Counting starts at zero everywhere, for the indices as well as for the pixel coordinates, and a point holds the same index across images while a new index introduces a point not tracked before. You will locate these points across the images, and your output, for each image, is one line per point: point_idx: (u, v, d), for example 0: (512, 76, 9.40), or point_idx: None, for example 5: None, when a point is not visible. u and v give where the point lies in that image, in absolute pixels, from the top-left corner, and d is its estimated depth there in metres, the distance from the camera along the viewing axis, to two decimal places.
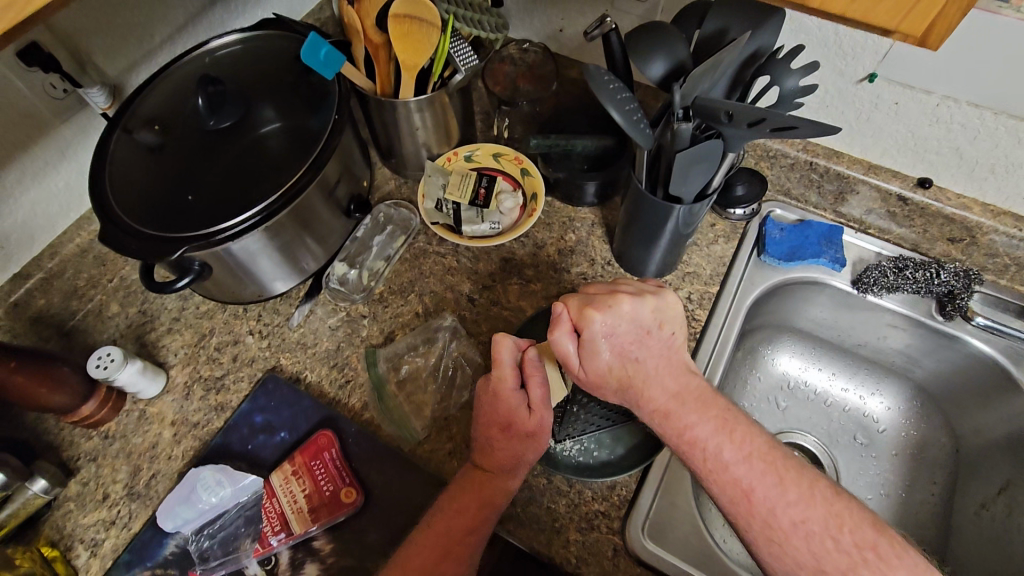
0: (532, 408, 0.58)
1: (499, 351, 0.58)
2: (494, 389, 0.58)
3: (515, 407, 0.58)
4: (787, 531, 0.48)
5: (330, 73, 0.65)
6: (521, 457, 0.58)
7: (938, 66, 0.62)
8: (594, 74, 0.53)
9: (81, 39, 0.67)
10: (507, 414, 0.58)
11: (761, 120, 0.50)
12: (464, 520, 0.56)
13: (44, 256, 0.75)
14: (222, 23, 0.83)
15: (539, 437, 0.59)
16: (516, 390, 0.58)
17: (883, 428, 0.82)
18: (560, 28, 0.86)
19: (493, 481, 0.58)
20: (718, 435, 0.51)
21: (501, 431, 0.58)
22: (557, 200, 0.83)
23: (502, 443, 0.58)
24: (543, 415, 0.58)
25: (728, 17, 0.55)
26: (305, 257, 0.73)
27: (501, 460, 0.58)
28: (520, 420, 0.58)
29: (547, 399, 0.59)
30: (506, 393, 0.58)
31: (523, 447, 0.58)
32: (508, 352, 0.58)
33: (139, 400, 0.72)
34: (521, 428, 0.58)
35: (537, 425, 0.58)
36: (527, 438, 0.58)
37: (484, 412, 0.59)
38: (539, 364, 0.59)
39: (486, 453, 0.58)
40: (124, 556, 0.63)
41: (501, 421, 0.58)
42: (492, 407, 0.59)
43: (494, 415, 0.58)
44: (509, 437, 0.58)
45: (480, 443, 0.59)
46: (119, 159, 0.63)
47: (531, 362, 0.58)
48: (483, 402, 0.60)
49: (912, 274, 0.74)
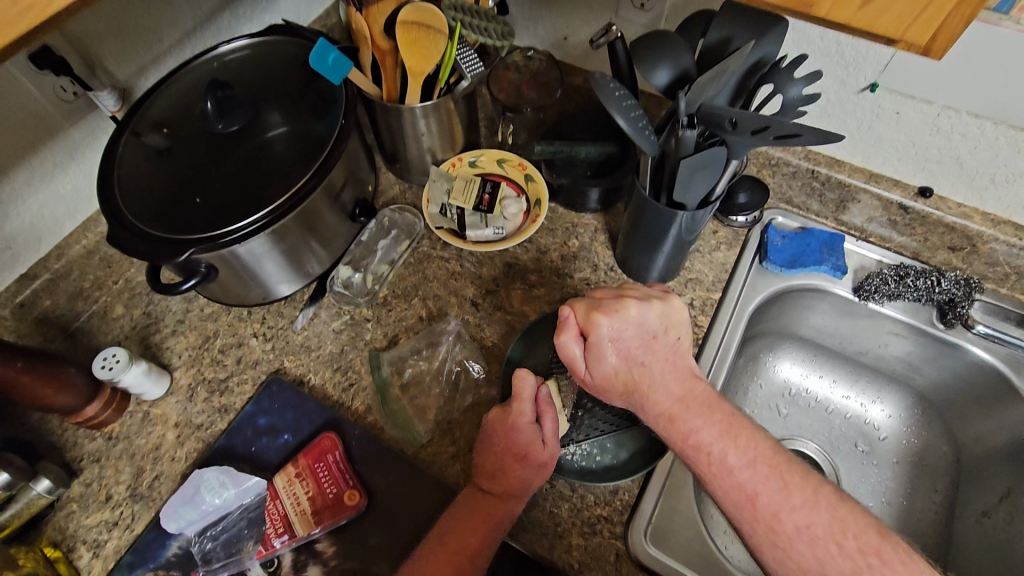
0: (547, 440, 0.60)
1: (521, 386, 0.60)
2: (511, 422, 0.59)
3: (531, 439, 0.59)
4: (792, 536, 0.48)
5: (337, 78, 0.65)
6: (530, 485, 0.59)
7: (939, 76, 0.63)
8: (601, 82, 0.53)
9: (92, 43, 0.68)
10: (525, 445, 0.59)
11: (765, 128, 0.51)
12: (474, 538, 0.56)
13: (50, 257, 0.75)
14: (231, 28, 0.83)
15: (550, 468, 0.60)
16: (532, 424, 0.60)
17: (884, 436, 0.82)
18: (564, 36, 0.87)
19: (502, 504, 0.58)
20: (723, 440, 0.51)
21: (515, 460, 0.58)
22: (560, 206, 0.84)
23: (515, 469, 0.58)
24: (555, 447, 0.60)
25: (732, 26, 0.56)
26: (310, 260, 0.73)
27: (511, 485, 0.58)
28: (535, 451, 0.59)
29: (557, 433, 0.61)
30: (524, 426, 0.59)
31: (533, 475, 0.59)
32: (530, 386, 0.60)
33: (143, 402, 0.72)
34: (535, 459, 0.59)
35: (549, 456, 0.60)
36: (539, 467, 0.59)
37: (496, 439, 0.60)
38: (550, 400, 0.62)
39: (495, 478, 0.58)
40: (126, 557, 0.63)
41: (516, 451, 0.59)
42: (507, 438, 0.59)
43: (509, 446, 0.59)
44: (523, 467, 0.58)
45: (491, 467, 0.59)
46: (127, 162, 0.63)
47: (544, 399, 0.61)
48: (495, 429, 0.60)
49: (914, 282, 0.74)
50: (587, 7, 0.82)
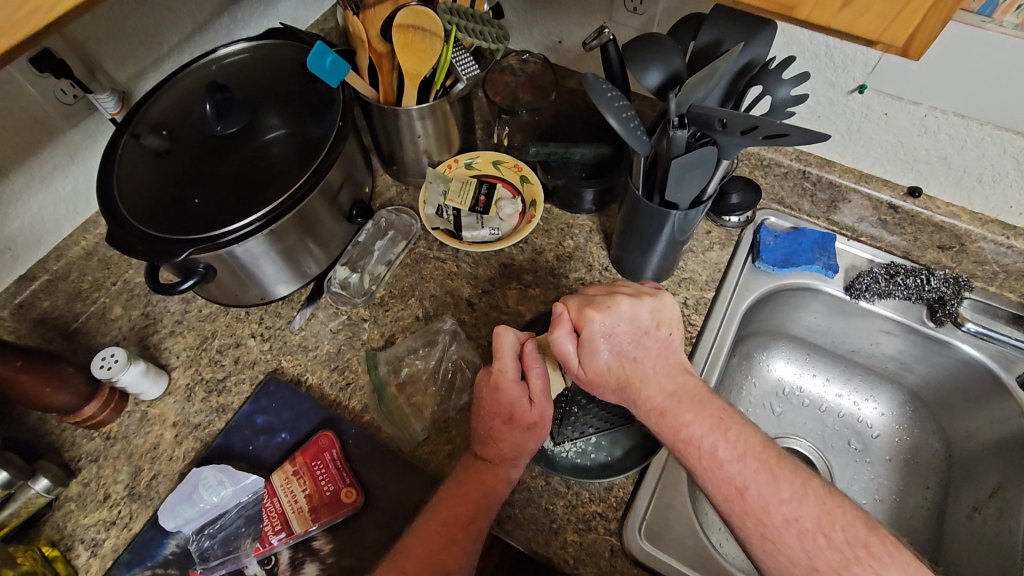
0: (533, 399, 0.59)
1: (500, 344, 0.59)
2: (494, 380, 0.59)
3: (516, 398, 0.59)
4: (780, 529, 0.48)
5: (334, 81, 0.66)
6: (523, 447, 0.59)
7: (925, 78, 0.65)
8: (593, 83, 0.55)
9: (92, 46, 0.69)
10: (509, 406, 0.59)
11: (753, 127, 0.52)
12: (468, 507, 0.57)
13: (50, 258, 0.75)
14: (229, 33, 0.84)
15: (540, 428, 0.59)
16: (516, 381, 0.59)
17: (877, 434, 0.83)
18: (559, 40, 0.89)
19: (497, 470, 0.59)
20: (713, 433, 0.52)
21: (504, 423, 0.59)
22: (555, 207, 0.85)
23: (504, 434, 0.59)
24: (544, 405, 0.59)
25: (722, 29, 0.58)
26: (307, 261, 0.74)
27: (504, 450, 0.59)
28: (521, 412, 0.59)
29: (547, 389, 0.59)
30: (508, 384, 0.59)
31: (524, 437, 0.59)
32: (512, 343, 0.59)
33: (141, 402, 0.73)
34: (522, 420, 0.59)
35: (538, 416, 0.59)
36: (529, 428, 0.59)
37: (485, 403, 0.60)
38: (538, 356, 0.60)
39: (488, 443, 0.60)
40: (124, 556, 0.63)
41: (503, 413, 0.59)
42: (493, 399, 0.59)
43: (495, 408, 0.59)
44: (512, 430, 0.59)
45: (483, 433, 0.60)
46: (126, 163, 0.64)
47: (530, 354, 0.59)
48: (483, 391, 0.60)
49: (903, 280, 0.76)
50: (582, 11, 0.83)
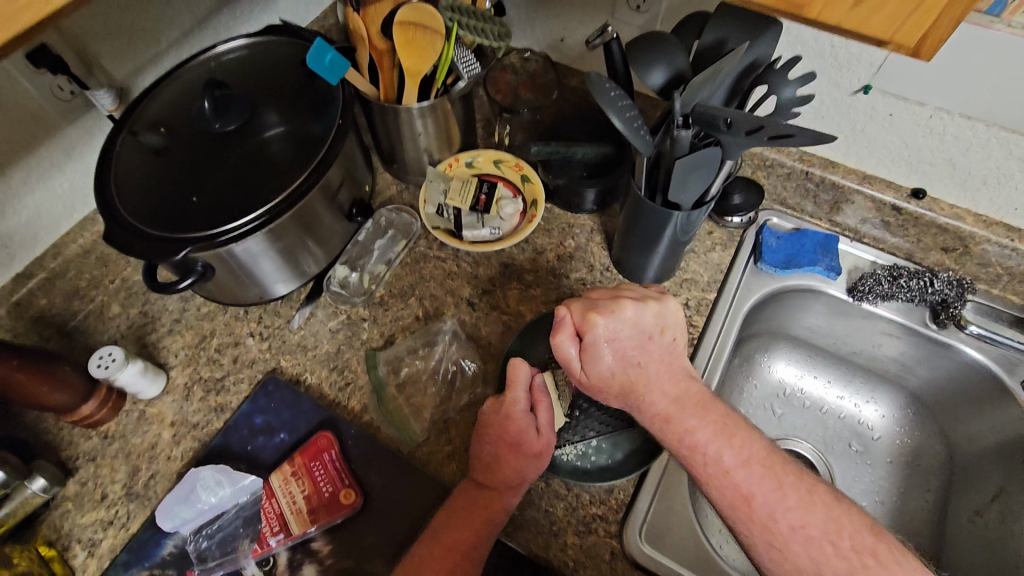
0: (542, 430, 0.60)
1: (515, 375, 0.61)
2: (505, 411, 0.60)
3: (525, 428, 0.60)
4: (786, 536, 0.48)
5: (334, 78, 0.66)
6: (526, 475, 0.59)
7: (931, 78, 0.64)
8: (596, 82, 0.53)
9: (90, 42, 0.68)
10: (517, 435, 0.59)
11: (759, 128, 0.51)
12: (469, 535, 0.56)
13: (46, 256, 0.75)
14: (229, 29, 0.84)
15: (545, 458, 0.60)
16: (526, 413, 0.60)
17: (878, 436, 0.83)
18: (561, 37, 0.88)
19: (497, 497, 0.58)
20: (719, 440, 0.52)
21: (510, 449, 0.59)
22: (557, 207, 0.84)
23: (508, 459, 0.59)
24: (550, 436, 0.60)
25: (727, 29, 0.57)
26: (306, 260, 0.74)
27: (507, 476, 0.58)
28: (529, 440, 0.59)
29: (552, 423, 0.61)
30: (518, 415, 0.60)
31: (529, 465, 0.59)
32: (525, 374, 0.61)
33: (139, 401, 0.72)
34: (529, 448, 0.59)
35: (544, 446, 0.60)
36: (535, 457, 0.59)
37: (490, 433, 0.60)
38: (546, 390, 0.62)
39: (490, 470, 0.59)
40: (121, 556, 0.63)
41: (510, 440, 0.59)
42: (501, 428, 0.60)
43: (503, 435, 0.59)
44: (518, 456, 0.59)
45: (487, 459, 0.59)
46: (125, 161, 0.63)
47: (539, 387, 0.61)
48: (489, 422, 0.61)
49: (907, 283, 0.75)
50: (584, 9, 0.82)
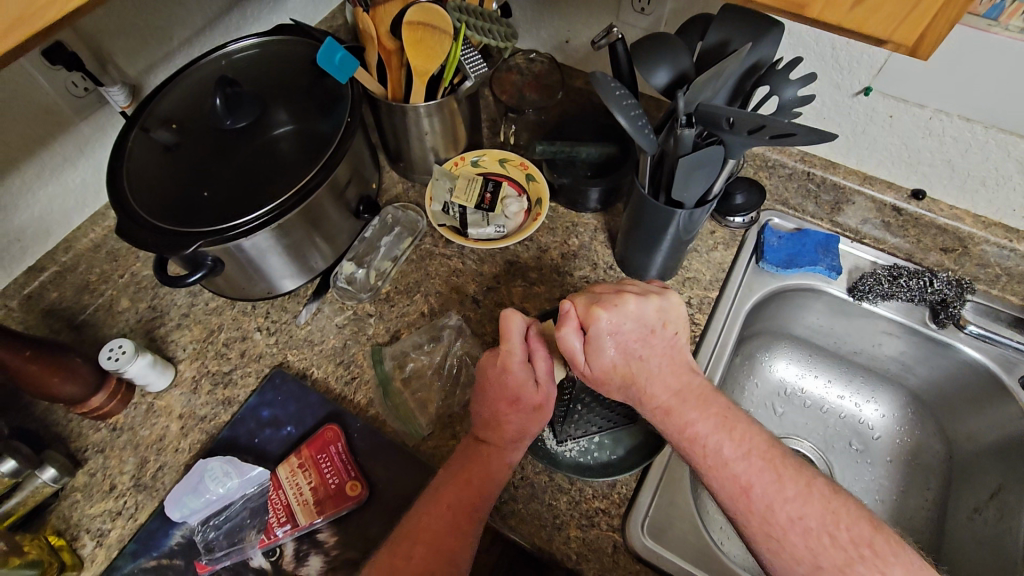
0: (540, 381, 0.60)
1: (508, 327, 0.60)
2: (502, 363, 0.60)
3: (523, 381, 0.59)
4: (784, 527, 0.49)
5: (344, 77, 0.67)
6: (526, 431, 0.60)
7: (931, 79, 0.65)
8: (602, 80, 0.55)
9: (104, 39, 0.69)
10: (515, 389, 0.59)
11: (761, 127, 0.52)
12: (472, 491, 0.57)
13: (58, 250, 0.76)
14: (239, 28, 0.85)
15: (545, 410, 0.60)
16: (523, 364, 0.60)
17: (879, 435, 0.83)
18: (566, 39, 0.89)
19: (497, 454, 0.59)
20: (719, 432, 0.53)
21: (509, 405, 0.59)
22: (561, 205, 0.85)
23: (508, 416, 0.59)
24: (549, 387, 0.60)
25: (730, 30, 0.58)
26: (313, 256, 0.75)
27: (507, 432, 0.59)
28: (527, 394, 0.59)
29: (550, 372, 0.61)
30: (514, 366, 0.59)
31: (529, 420, 0.60)
32: (518, 327, 0.60)
33: (148, 394, 0.73)
34: (528, 402, 0.59)
35: (543, 398, 0.60)
36: (534, 410, 0.60)
37: (489, 386, 0.60)
38: (542, 339, 0.62)
39: (490, 428, 0.60)
40: (130, 546, 0.64)
41: (508, 395, 0.59)
42: (499, 381, 0.60)
43: (501, 389, 0.59)
44: (517, 412, 0.59)
45: (487, 417, 0.60)
46: (136, 156, 0.65)
47: (533, 337, 0.61)
48: (487, 374, 0.61)
49: (907, 282, 0.76)
50: (589, 11, 0.83)
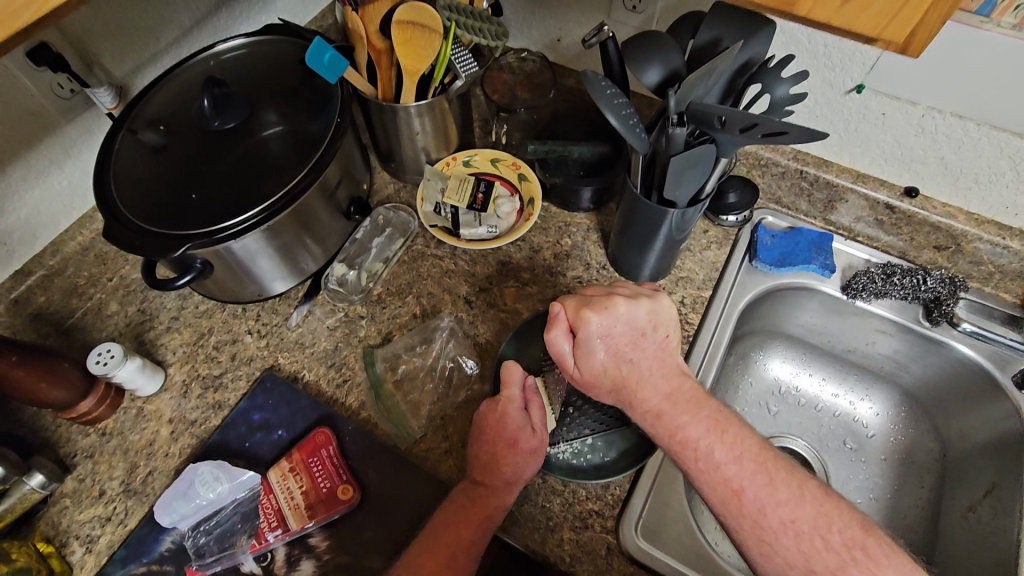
0: (536, 428, 0.60)
1: (510, 375, 0.61)
2: (501, 409, 0.60)
3: (520, 427, 0.60)
4: (777, 531, 0.49)
5: (332, 76, 0.66)
6: (522, 474, 0.59)
7: (923, 77, 0.65)
8: (593, 80, 0.54)
9: (90, 41, 0.68)
10: (513, 432, 0.59)
11: (752, 126, 0.52)
12: (466, 532, 0.56)
13: (45, 253, 0.75)
14: (227, 28, 0.84)
15: (539, 456, 0.60)
16: (521, 411, 0.61)
17: (873, 434, 0.83)
18: (558, 38, 0.89)
19: (494, 494, 0.58)
20: (710, 436, 0.52)
21: (506, 447, 0.59)
22: (554, 205, 0.85)
23: (506, 458, 0.59)
24: (544, 434, 0.61)
25: (721, 27, 0.57)
26: (304, 258, 0.74)
27: (504, 475, 0.59)
28: (524, 438, 0.60)
29: (545, 423, 0.62)
30: (512, 412, 0.60)
31: (526, 462, 0.59)
32: (519, 375, 0.62)
33: (137, 398, 0.72)
34: (525, 446, 0.59)
35: (539, 443, 0.60)
36: (530, 455, 0.60)
37: (487, 430, 0.60)
38: (537, 392, 0.63)
39: (488, 469, 0.59)
40: (120, 552, 0.63)
41: (505, 438, 0.59)
42: (497, 425, 0.60)
43: (498, 432, 0.59)
44: (514, 454, 0.59)
45: (484, 458, 0.59)
46: (123, 158, 0.64)
47: (531, 388, 0.63)
48: (486, 419, 0.61)
49: (900, 281, 0.76)
50: (580, 9, 0.83)
